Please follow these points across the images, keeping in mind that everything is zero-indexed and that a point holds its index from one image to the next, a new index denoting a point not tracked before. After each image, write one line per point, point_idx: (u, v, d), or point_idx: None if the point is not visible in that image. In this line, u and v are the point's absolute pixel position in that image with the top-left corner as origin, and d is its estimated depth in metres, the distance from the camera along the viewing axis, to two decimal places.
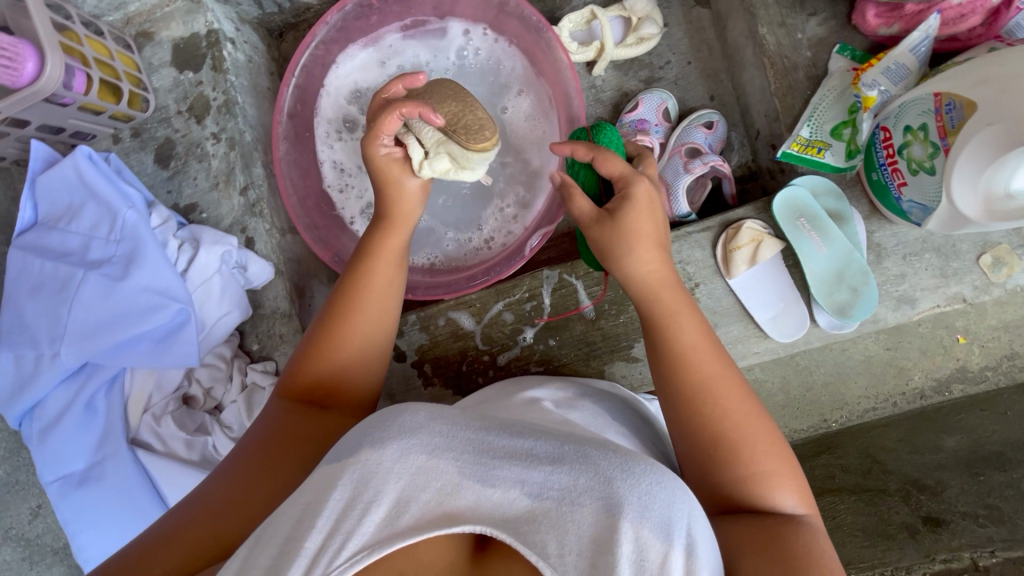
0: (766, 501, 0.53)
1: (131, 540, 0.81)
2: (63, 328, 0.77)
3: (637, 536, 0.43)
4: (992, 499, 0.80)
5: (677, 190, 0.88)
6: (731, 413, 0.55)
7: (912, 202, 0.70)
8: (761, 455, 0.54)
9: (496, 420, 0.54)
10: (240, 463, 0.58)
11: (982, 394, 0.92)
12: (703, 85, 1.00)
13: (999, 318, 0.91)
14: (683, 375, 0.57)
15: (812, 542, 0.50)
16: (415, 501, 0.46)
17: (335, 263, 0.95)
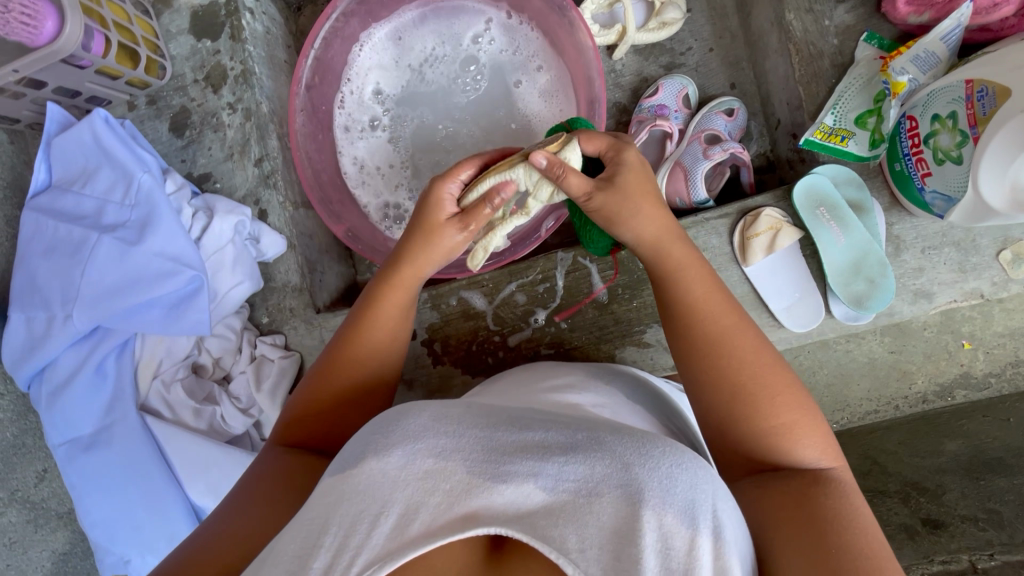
0: (789, 457, 0.52)
1: (140, 504, 0.83)
2: (75, 292, 0.77)
3: (660, 524, 0.42)
4: (992, 503, 0.80)
5: (696, 175, 0.87)
6: (748, 376, 0.54)
7: (934, 193, 0.70)
8: (783, 414, 0.52)
9: (504, 413, 0.53)
10: (242, 495, 0.57)
11: (985, 400, 0.93)
12: (723, 72, 0.99)
13: (1005, 324, 0.91)
14: (698, 338, 0.56)
15: (840, 499, 0.48)
16: (425, 509, 0.44)
17: (348, 238, 0.94)
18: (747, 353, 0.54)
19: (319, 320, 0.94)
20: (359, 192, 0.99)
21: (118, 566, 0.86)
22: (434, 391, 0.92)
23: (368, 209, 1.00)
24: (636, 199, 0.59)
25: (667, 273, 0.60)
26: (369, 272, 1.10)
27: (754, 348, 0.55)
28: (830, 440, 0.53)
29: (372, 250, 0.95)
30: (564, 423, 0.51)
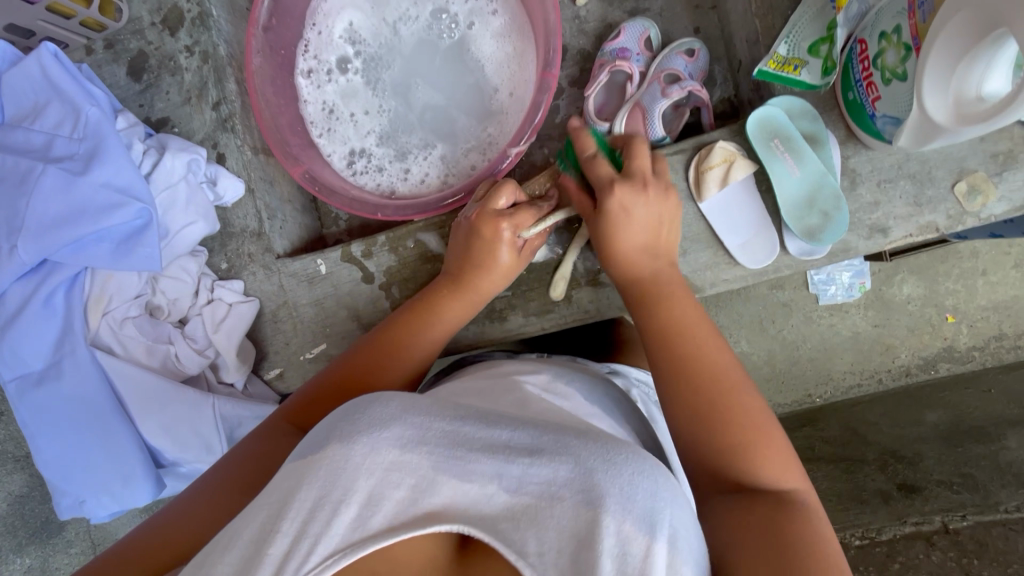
0: (763, 485, 0.52)
1: (89, 443, 0.83)
2: (20, 223, 0.77)
3: (619, 529, 0.44)
4: (967, 468, 1.05)
5: (654, 114, 0.87)
6: (710, 385, 0.57)
7: (885, 118, 0.69)
8: (750, 434, 0.54)
9: (470, 407, 0.55)
10: (213, 484, 0.59)
11: (969, 371, 1.21)
12: (687, 17, 0.98)
13: (988, 300, 1.21)
14: (669, 359, 0.60)
15: (806, 525, 0.48)
16: (387, 500, 0.46)
17: (306, 180, 0.93)
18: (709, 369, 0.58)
19: (277, 265, 0.93)
20: (320, 139, 0.99)
21: (75, 508, 0.88)
22: None
23: (332, 157, 0.99)
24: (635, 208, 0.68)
25: (655, 299, 0.66)
26: (334, 225, 1.09)
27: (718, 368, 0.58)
28: (795, 462, 0.54)
29: (329, 192, 0.93)
30: (531, 424, 0.53)
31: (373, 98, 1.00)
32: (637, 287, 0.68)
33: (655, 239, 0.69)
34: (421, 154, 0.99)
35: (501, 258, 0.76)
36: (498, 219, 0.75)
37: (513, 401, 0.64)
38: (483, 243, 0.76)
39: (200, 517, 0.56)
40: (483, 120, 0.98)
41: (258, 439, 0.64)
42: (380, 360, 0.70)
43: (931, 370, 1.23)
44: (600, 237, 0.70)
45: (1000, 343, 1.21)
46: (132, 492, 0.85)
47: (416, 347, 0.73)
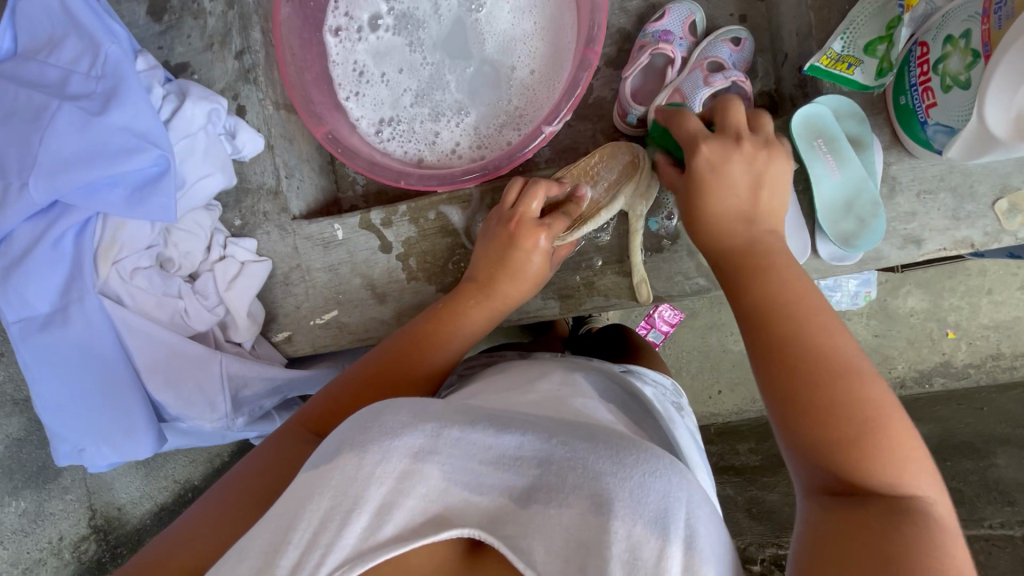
0: (879, 478, 0.45)
1: (91, 393, 0.82)
2: (32, 159, 0.73)
3: (630, 536, 0.43)
4: (956, 483, 1.02)
5: (694, 103, 0.84)
6: (835, 363, 0.50)
7: (937, 126, 0.66)
8: (872, 430, 0.47)
9: (481, 412, 0.53)
10: (222, 496, 0.57)
11: (961, 386, 1.27)
12: (734, 3, 0.94)
13: (990, 319, 1.26)
14: (772, 334, 0.53)
15: (926, 536, 0.42)
16: (397, 508, 0.45)
17: (327, 140, 0.90)
18: (821, 347, 0.51)
19: (293, 227, 0.92)
20: (345, 102, 0.96)
21: (73, 456, 0.86)
22: (403, 309, 0.90)
23: (359, 121, 0.97)
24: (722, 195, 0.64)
25: (750, 265, 0.60)
26: (350, 190, 1.07)
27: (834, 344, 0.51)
28: (929, 464, 0.47)
29: (352, 154, 0.90)
30: (543, 427, 0.51)
31: (410, 60, 0.95)
32: (735, 261, 0.61)
33: (753, 202, 0.64)
34: (453, 118, 0.95)
35: (531, 265, 0.76)
36: (536, 231, 0.75)
37: (530, 402, 0.63)
38: (514, 251, 0.75)
39: (209, 531, 0.54)
40: (510, 89, 0.94)
41: (266, 448, 0.62)
42: (408, 351, 0.70)
43: (926, 383, 1.28)
44: (692, 199, 0.66)
45: (997, 362, 1.26)
46: (133, 444, 0.84)
47: (445, 342, 0.72)
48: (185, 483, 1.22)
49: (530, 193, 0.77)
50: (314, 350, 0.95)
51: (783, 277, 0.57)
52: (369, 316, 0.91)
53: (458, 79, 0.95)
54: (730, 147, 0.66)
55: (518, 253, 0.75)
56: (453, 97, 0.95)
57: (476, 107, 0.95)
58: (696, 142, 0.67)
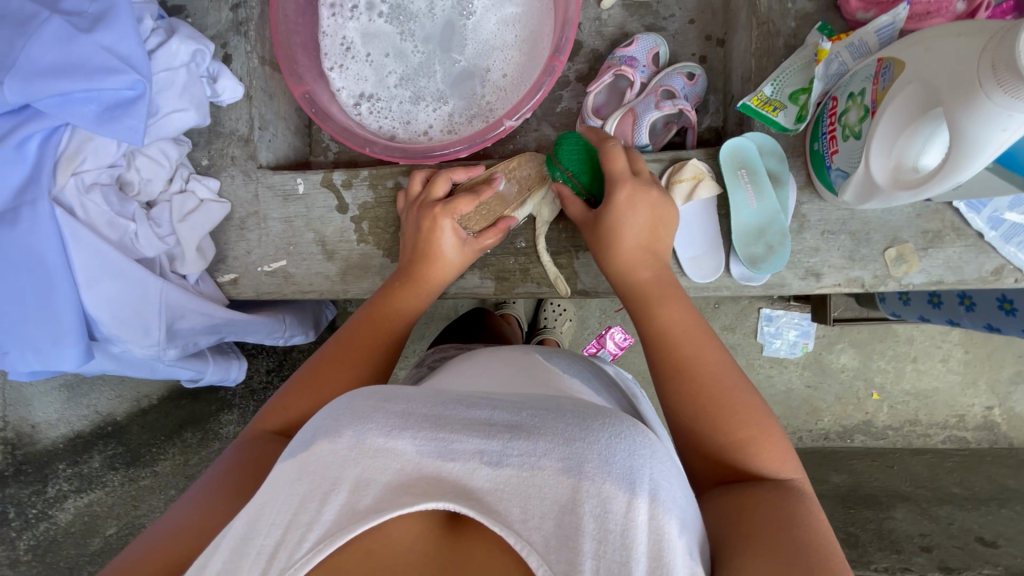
0: (753, 469, 0.57)
1: (25, 296, 0.82)
2: (10, 61, 0.76)
3: (599, 491, 0.48)
4: (853, 528, 1.16)
5: (643, 122, 0.93)
6: (717, 377, 0.62)
7: (838, 171, 0.76)
8: (749, 430, 0.58)
9: (450, 395, 0.61)
10: (205, 496, 0.60)
11: (879, 446, 1.49)
12: (697, 44, 1.05)
13: (910, 387, 1.50)
14: (668, 359, 0.65)
15: (800, 505, 0.53)
16: (373, 484, 0.50)
17: (304, 100, 0.96)
18: (709, 370, 0.62)
19: (257, 175, 0.97)
20: (330, 71, 1.02)
21: None
22: (349, 268, 0.95)
23: (340, 92, 1.02)
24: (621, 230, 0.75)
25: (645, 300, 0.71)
26: (322, 155, 1.13)
27: (722, 363, 0.63)
28: (791, 455, 0.59)
29: (326, 116, 0.96)
30: (509, 404, 0.58)
31: (399, 43, 1.02)
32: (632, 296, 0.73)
33: (650, 241, 0.75)
34: (433, 104, 1.01)
35: (444, 245, 0.82)
36: (436, 211, 0.82)
37: (505, 381, 0.71)
38: (425, 233, 0.83)
39: (188, 529, 0.56)
40: (486, 82, 1.01)
41: (241, 449, 0.66)
42: (368, 340, 0.75)
43: (848, 438, 1.50)
44: (602, 238, 0.76)
45: (912, 427, 1.50)
46: (59, 354, 0.85)
47: (403, 318, 0.80)
48: (105, 416, 1.24)
49: (440, 176, 0.86)
50: (257, 296, 0.99)
51: (672, 309, 0.69)
52: (316, 270, 0.96)
53: (446, 67, 1.01)
54: (641, 192, 0.75)
55: (430, 237, 0.82)
56: (437, 84, 1.01)
57: (456, 97, 1.01)
58: (619, 182, 0.75)
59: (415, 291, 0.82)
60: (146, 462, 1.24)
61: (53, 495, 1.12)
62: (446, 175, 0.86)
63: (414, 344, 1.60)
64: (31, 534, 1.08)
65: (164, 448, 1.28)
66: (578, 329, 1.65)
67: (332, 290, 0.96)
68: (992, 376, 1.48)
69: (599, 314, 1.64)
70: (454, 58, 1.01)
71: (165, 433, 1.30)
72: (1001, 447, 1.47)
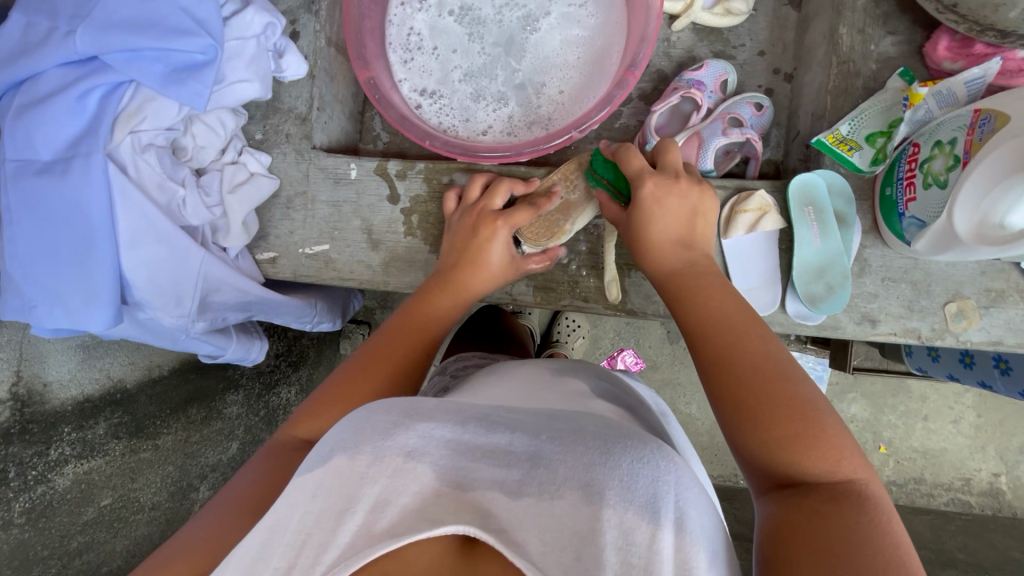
0: (806, 471, 0.50)
1: (63, 249, 0.79)
2: (87, 12, 0.75)
3: (621, 521, 0.45)
4: None
5: (708, 147, 0.92)
6: (767, 368, 0.56)
7: (912, 219, 0.74)
8: (798, 421, 0.52)
9: (473, 411, 0.59)
10: (223, 506, 0.58)
11: None
12: (764, 76, 1.04)
13: (918, 445, 1.48)
14: (708, 349, 0.60)
15: (866, 518, 0.46)
16: (392, 506, 0.48)
17: (367, 86, 0.94)
18: (749, 357, 0.57)
19: (310, 155, 0.96)
20: (394, 62, 1.01)
21: (22, 311, 0.83)
22: (392, 260, 0.93)
23: (402, 84, 1.01)
24: (655, 218, 0.72)
25: (683, 290, 0.67)
26: (371, 144, 1.12)
27: (766, 355, 0.57)
28: (857, 452, 0.52)
29: (387, 104, 0.94)
30: (529, 427, 0.56)
31: (467, 43, 1.00)
32: (669, 288, 0.69)
33: (690, 229, 0.72)
34: (499, 103, 1.00)
35: (492, 255, 0.81)
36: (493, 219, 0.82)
37: (545, 398, 0.68)
38: (475, 242, 0.82)
39: (206, 541, 0.55)
40: (544, 91, 0.99)
41: (267, 459, 0.63)
42: (402, 343, 0.73)
43: None
44: (635, 233, 0.74)
45: (917, 485, 1.48)
46: (87, 314, 0.81)
47: (434, 323, 0.78)
48: (117, 382, 1.20)
49: (498, 186, 0.85)
50: (293, 278, 0.97)
51: (715, 295, 0.65)
52: (358, 258, 0.94)
53: (512, 69, 0.99)
54: (671, 184, 0.73)
55: (481, 245, 0.81)
56: (499, 87, 0.99)
57: (521, 99, 0.99)
58: (641, 178, 0.73)
59: (452, 296, 0.80)
60: (150, 434, 1.21)
61: (54, 458, 1.07)
62: (503, 184, 0.86)
63: None
64: (28, 496, 1.03)
65: (168, 422, 1.25)
66: (592, 347, 1.62)
67: (372, 280, 0.93)
68: (1002, 444, 1.45)
69: (613, 335, 1.61)
70: (521, 63, 0.99)
71: (171, 408, 1.27)
72: (1004, 516, 1.44)
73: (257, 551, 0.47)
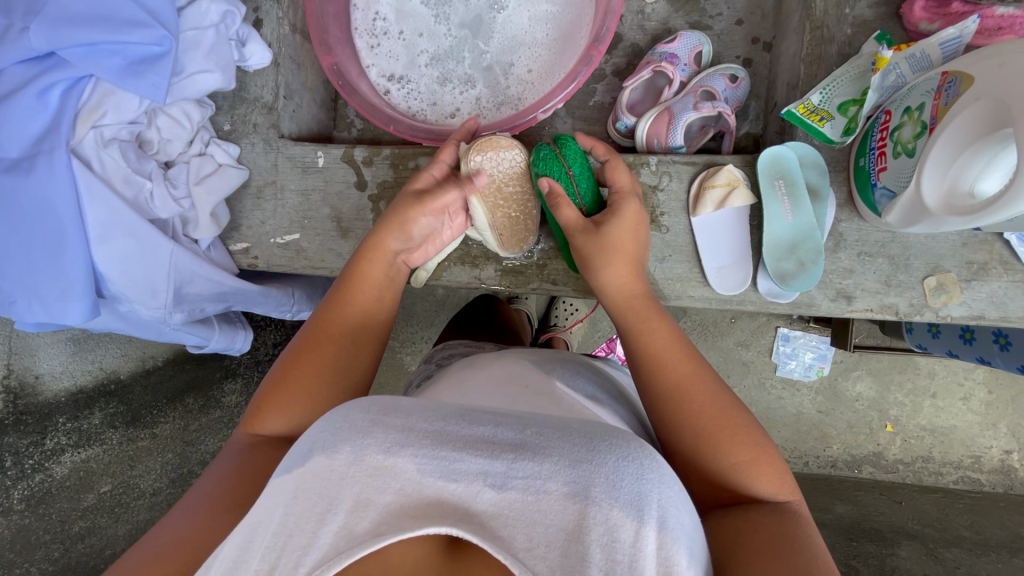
0: (746, 489, 0.57)
1: (35, 247, 0.81)
2: (40, 7, 0.76)
3: (608, 519, 0.44)
4: (853, 560, 1.10)
5: (678, 122, 0.89)
6: (718, 400, 0.61)
7: (884, 190, 0.71)
8: (744, 449, 0.58)
9: (451, 408, 0.55)
10: (198, 507, 0.56)
11: (886, 478, 1.45)
12: (742, 46, 1.00)
13: (926, 423, 1.44)
14: (657, 380, 0.64)
15: (796, 526, 0.53)
16: (374, 506, 0.45)
17: (331, 72, 0.93)
18: (702, 390, 0.61)
19: (278, 144, 0.96)
20: (360, 45, 1.00)
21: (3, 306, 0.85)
22: None
23: (369, 70, 0.99)
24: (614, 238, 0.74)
25: (637, 321, 0.69)
26: (346, 130, 1.11)
27: (716, 390, 0.62)
28: (789, 479, 0.58)
29: (351, 89, 0.94)
30: (512, 420, 0.53)
31: (433, 25, 0.98)
32: (619, 315, 0.71)
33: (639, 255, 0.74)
34: (460, 87, 0.98)
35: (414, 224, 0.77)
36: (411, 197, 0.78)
37: (529, 397, 0.66)
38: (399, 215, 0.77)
39: (185, 539, 0.53)
40: (510, 73, 0.97)
41: (234, 453, 0.62)
42: (345, 325, 0.70)
43: (855, 468, 1.46)
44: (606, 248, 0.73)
45: (925, 463, 1.44)
46: (65, 308, 0.83)
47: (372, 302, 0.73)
48: (110, 373, 1.22)
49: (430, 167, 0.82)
50: (268, 268, 0.97)
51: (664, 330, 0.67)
52: (329, 246, 0.94)
53: (477, 51, 0.97)
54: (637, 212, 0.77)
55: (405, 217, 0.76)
56: (466, 69, 0.98)
57: (483, 83, 0.97)
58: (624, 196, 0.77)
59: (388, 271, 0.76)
60: (146, 423, 1.24)
61: (50, 448, 1.18)
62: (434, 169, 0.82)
63: (422, 331, 1.56)
64: (26, 483, 1.16)
65: (165, 412, 1.26)
66: (588, 330, 1.61)
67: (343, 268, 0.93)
68: (1013, 420, 1.41)
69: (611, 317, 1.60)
70: (483, 46, 0.97)
71: (168, 397, 1.26)
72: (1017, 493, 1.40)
73: (237, 553, 0.45)
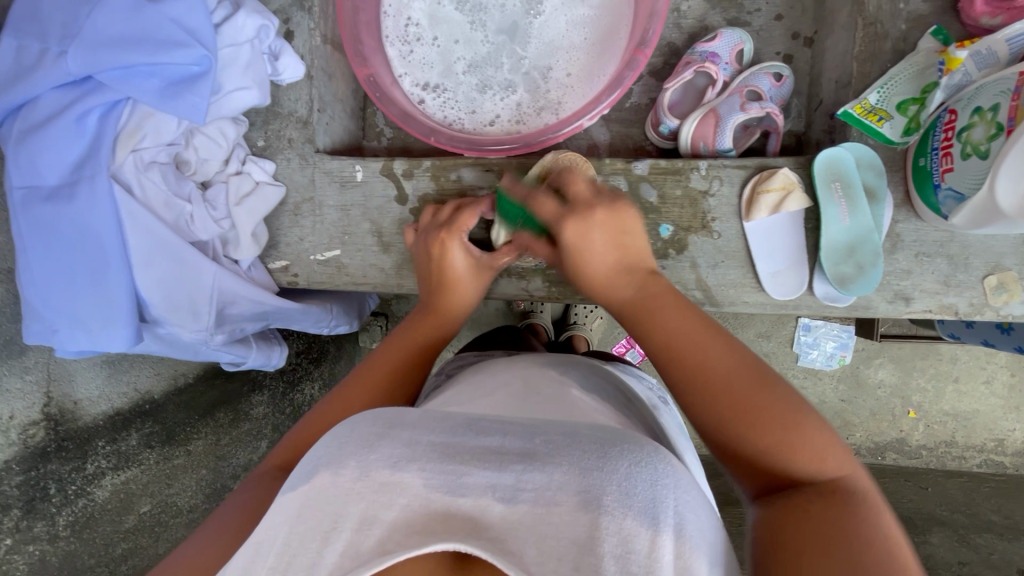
0: (791, 472, 0.50)
1: (76, 275, 0.79)
2: (77, 30, 0.73)
3: (620, 528, 0.41)
4: None
5: (726, 125, 0.87)
6: (739, 380, 0.54)
7: (949, 191, 0.70)
8: (779, 429, 0.51)
9: (457, 420, 0.53)
10: (220, 531, 0.55)
11: (911, 464, 1.45)
12: (783, 43, 0.98)
13: (948, 407, 1.44)
14: (682, 371, 0.57)
15: (854, 508, 0.46)
16: (376, 523, 0.42)
17: (367, 83, 0.91)
18: (719, 372, 0.55)
19: (314, 159, 0.94)
20: (392, 54, 0.97)
21: (43, 336, 0.82)
22: (405, 262, 0.91)
23: (403, 79, 0.97)
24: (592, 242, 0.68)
25: (642, 319, 0.63)
26: (376, 140, 1.09)
27: (740, 364, 0.55)
28: (838, 446, 0.51)
29: (388, 100, 0.92)
30: (519, 429, 0.51)
31: (468, 31, 0.95)
32: (626, 313, 0.65)
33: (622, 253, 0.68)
34: (499, 93, 0.96)
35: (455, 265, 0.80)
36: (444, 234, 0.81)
37: (544, 404, 0.64)
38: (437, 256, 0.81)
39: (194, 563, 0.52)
40: (549, 77, 0.95)
41: (255, 485, 0.60)
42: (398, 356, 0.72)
43: (880, 455, 1.47)
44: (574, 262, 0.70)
45: (948, 448, 1.44)
46: (109, 336, 0.81)
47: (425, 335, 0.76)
48: (144, 394, 1.22)
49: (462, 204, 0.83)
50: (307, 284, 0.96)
51: (668, 319, 0.61)
52: (370, 261, 0.92)
53: (514, 56, 0.95)
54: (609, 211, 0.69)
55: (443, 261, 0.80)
56: (505, 74, 0.95)
57: (523, 87, 0.95)
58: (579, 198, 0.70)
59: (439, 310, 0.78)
60: (182, 440, 1.23)
61: (91, 472, 1.08)
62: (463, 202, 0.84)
63: None
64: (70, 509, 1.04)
65: (197, 427, 1.27)
66: (610, 327, 1.60)
67: (386, 283, 0.92)
68: None
69: None
70: (520, 51, 0.95)
71: (199, 414, 1.29)
72: None
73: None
